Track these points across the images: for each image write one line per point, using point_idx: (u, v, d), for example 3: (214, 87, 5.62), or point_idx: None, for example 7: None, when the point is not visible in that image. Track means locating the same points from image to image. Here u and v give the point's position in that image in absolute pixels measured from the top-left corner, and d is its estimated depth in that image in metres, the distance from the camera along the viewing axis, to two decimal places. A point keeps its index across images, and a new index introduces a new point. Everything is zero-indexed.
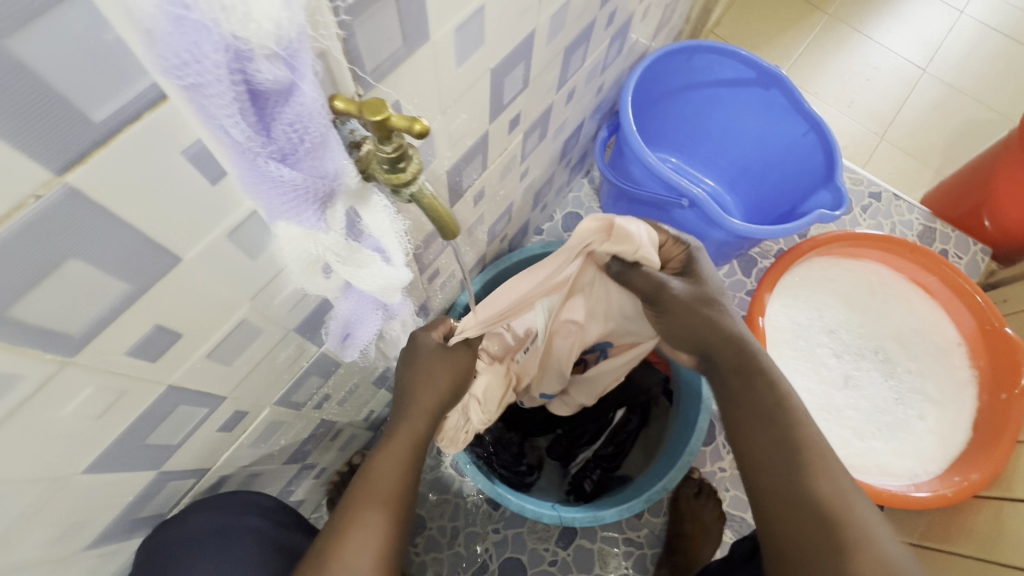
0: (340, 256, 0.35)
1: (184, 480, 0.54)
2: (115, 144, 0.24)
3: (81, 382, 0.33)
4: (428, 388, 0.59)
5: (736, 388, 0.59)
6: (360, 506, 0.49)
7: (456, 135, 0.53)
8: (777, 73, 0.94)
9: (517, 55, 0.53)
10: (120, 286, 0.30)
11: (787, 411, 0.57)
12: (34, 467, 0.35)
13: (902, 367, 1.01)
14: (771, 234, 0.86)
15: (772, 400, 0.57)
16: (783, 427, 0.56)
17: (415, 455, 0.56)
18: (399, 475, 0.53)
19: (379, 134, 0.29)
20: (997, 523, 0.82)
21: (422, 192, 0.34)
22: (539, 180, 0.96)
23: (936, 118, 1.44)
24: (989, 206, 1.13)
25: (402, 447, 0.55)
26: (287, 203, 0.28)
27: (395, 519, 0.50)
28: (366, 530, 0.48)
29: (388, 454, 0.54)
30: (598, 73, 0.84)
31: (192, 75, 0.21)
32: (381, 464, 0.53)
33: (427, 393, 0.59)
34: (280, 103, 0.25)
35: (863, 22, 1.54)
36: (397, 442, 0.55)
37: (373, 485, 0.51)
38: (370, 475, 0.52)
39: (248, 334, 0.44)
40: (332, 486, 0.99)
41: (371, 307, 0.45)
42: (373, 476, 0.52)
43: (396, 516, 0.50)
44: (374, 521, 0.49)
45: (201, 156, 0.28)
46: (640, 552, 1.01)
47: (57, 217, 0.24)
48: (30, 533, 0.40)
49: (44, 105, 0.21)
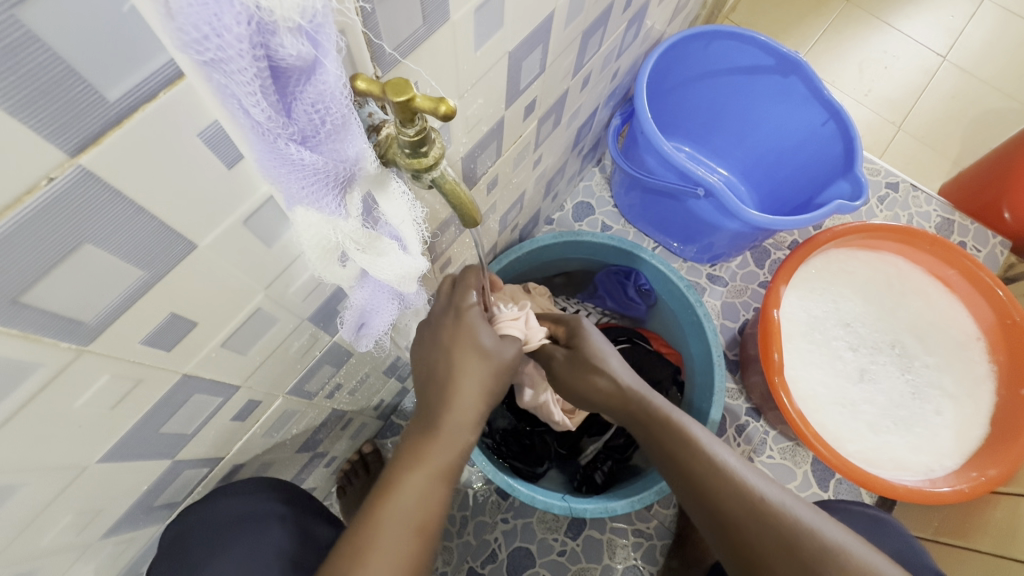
0: (358, 244, 0.33)
1: (200, 468, 0.54)
2: (131, 125, 0.23)
3: (96, 370, 0.32)
4: (473, 377, 0.54)
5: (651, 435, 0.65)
6: (381, 530, 0.48)
7: (472, 121, 0.52)
8: (797, 60, 0.92)
9: (534, 38, 0.52)
10: (137, 272, 0.29)
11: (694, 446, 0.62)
12: (49, 458, 0.34)
13: (919, 361, 1.00)
14: (788, 225, 0.84)
15: (714, 483, 0.59)
16: (711, 476, 0.60)
17: (452, 472, 0.53)
18: (427, 497, 0.51)
19: (402, 116, 0.28)
20: (1013, 519, 0.81)
21: (444, 177, 0.33)
22: (552, 169, 0.95)
23: (955, 108, 1.41)
24: (1009, 196, 1.10)
25: (440, 465, 0.52)
26: (307, 187, 0.28)
27: (418, 548, 0.49)
28: (389, 558, 0.47)
29: (422, 472, 0.51)
30: (613, 59, 0.82)
31: (213, 50, 0.20)
32: (414, 483, 0.51)
33: (471, 397, 0.54)
34: (302, 81, 0.24)
35: (883, 9, 1.50)
36: (436, 456, 0.52)
37: (399, 508, 0.50)
38: (398, 494, 0.50)
39: (263, 323, 0.43)
40: (342, 474, 0.99)
41: (386, 296, 0.43)
42: (401, 493, 0.50)
43: (417, 542, 0.50)
44: (395, 545, 0.48)
45: (217, 139, 0.27)
46: (649, 543, 1.00)
47: (73, 199, 0.23)
48: (47, 522, 0.40)
49: (55, 80, 0.20)
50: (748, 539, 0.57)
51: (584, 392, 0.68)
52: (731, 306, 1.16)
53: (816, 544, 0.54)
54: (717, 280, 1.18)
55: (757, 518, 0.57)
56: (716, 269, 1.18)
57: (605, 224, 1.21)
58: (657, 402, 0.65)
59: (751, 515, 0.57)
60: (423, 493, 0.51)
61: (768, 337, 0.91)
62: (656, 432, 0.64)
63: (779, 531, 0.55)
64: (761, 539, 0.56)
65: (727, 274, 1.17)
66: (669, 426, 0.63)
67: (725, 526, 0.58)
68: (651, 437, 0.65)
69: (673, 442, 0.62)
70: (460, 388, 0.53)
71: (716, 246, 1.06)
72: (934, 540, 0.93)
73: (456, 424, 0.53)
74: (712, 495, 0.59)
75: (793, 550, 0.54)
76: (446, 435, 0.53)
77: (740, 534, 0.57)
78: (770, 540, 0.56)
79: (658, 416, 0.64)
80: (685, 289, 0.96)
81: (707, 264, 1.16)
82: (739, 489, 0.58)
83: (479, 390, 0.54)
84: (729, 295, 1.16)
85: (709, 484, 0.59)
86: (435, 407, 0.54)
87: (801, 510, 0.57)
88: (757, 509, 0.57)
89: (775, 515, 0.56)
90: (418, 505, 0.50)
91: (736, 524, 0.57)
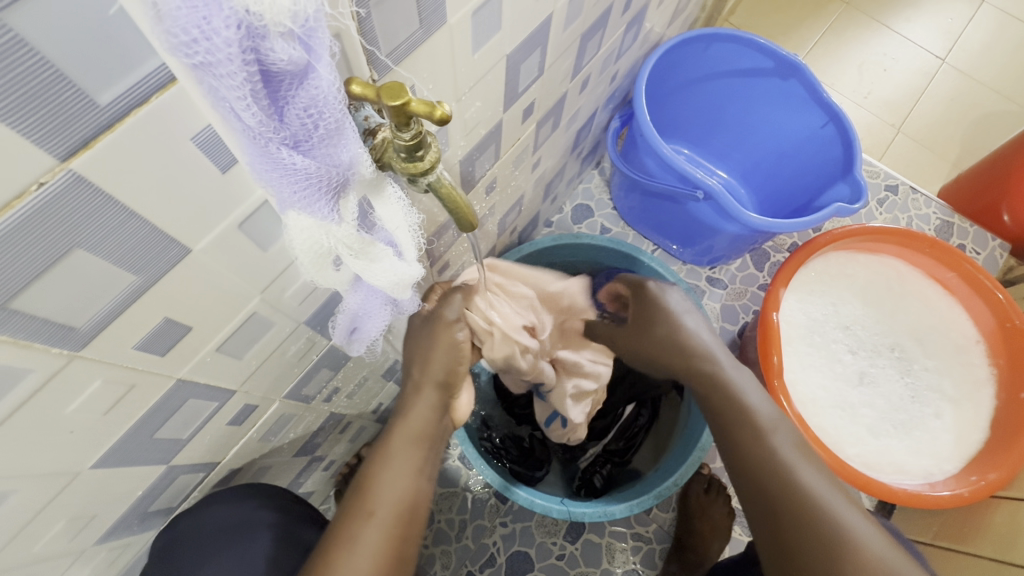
0: (352, 250, 0.33)
1: (195, 473, 0.54)
2: (123, 128, 0.23)
3: (89, 375, 0.31)
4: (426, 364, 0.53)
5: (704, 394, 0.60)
6: (344, 523, 0.46)
7: (469, 125, 0.52)
8: (796, 62, 0.92)
9: (533, 41, 0.52)
10: (130, 277, 0.29)
11: (746, 415, 0.57)
12: (40, 465, 0.34)
13: (919, 364, 1.00)
14: (788, 227, 0.83)
15: (763, 467, 0.54)
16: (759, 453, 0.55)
17: (415, 459, 0.50)
18: (393, 486, 0.47)
19: (397, 120, 0.28)
20: (1014, 524, 0.81)
21: (440, 181, 0.33)
22: (551, 172, 0.94)
23: (954, 110, 1.41)
24: (1008, 199, 1.10)
25: (399, 454, 0.49)
26: (300, 193, 0.27)
27: (385, 536, 0.45)
28: (359, 555, 0.44)
29: (380, 463, 0.49)
30: (612, 62, 0.82)
31: (201, 53, 0.20)
32: (382, 476, 0.48)
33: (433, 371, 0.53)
34: (294, 85, 0.24)
35: (882, 12, 1.50)
36: (392, 447, 0.50)
37: (362, 500, 0.47)
38: (363, 489, 0.48)
39: (259, 327, 0.43)
40: (340, 478, 0.98)
41: (380, 301, 0.43)
42: (364, 486, 0.47)
43: (386, 533, 0.45)
44: (361, 538, 0.45)
45: (211, 143, 0.27)
46: (648, 547, 1.00)
47: (63, 205, 0.23)
48: (39, 530, 0.39)
49: (45, 86, 0.20)
50: (782, 523, 0.52)
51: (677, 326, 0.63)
52: (730, 309, 1.15)
53: (838, 532, 0.50)
54: (717, 283, 1.17)
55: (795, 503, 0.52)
56: (716, 271, 1.18)
57: (604, 227, 1.21)
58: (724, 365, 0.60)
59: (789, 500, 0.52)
60: (385, 482, 0.47)
61: (768, 340, 0.90)
62: (715, 394, 0.59)
63: (809, 515, 0.51)
64: (794, 527, 0.51)
65: (727, 276, 1.17)
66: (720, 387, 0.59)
67: (768, 516, 0.53)
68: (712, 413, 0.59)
69: (725, 408, 0.58)
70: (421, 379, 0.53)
71: (716, 248, 1.06)
72: (935, 544, 0.92)
73: (410, 414, 0.51)
74: (762, 482, 0.54)
75: (819, 537, 0.50)
76: (401, 428, 0.51)
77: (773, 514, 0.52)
78: (810, 542, 0.50)
79: (708, 377, 0.60)
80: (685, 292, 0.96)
81: (706, 267, 1.16)
82: (788, 481, 0.53)
83: (438, 373, 0.53)
84: (729, 297, 1.16)
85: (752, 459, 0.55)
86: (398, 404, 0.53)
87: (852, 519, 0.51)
88: (805, 505, 0.51)
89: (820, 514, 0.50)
90: (389, 497, 0.47)
91: (783, 518, 0.52)
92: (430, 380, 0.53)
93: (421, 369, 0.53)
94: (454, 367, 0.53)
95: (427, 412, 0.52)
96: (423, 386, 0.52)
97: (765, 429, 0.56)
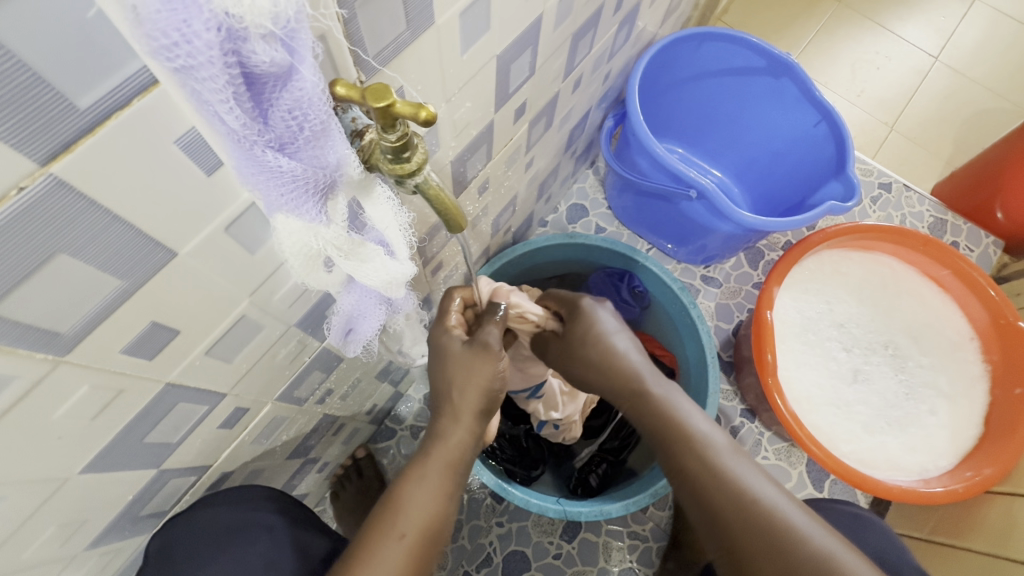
0: (342, 251, 0.33)
1: (186, 476, 0.53)
2: (104, 132, 0.23)
3: (75, 381, 0.31)
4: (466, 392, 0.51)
5: (642, 409, 0.60)
6: (373, 539, 0.46)
7: (460, 125, 0.52)
8: (788, 61, 0.92)
9: (523, 41, 0.52)
10: (114, 282, 0.29)
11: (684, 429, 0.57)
12: (28, 471, 0.34)
13: (913, 362, 1.00)
14: (782, 226, 0.83)
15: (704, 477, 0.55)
16: (698, 466, 0.55)
17: (448, 483, 0.50)
18: (423, 509, 0.47)
19: (383, 122, 0.28)
20: (1009, 519, 0.81)
21: (428, 182, 0.33)
22: (544, 171, 0.94)
23: (946, 108, 1.41)
24: (1001, 196, 1.10)
25: (432, 478, 0.49)
26: (286, 195, 0.27)
27: (413, 558, 0.45)
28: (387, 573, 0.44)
29: (412, 484, 0.49)
30: (605, 61, 0.82)
31: (182, 56, 0.20)
32: (411, 494, 0.48)
33: (470, 399, 0.51)
34: (277, 87, 0.23)
35: (875, 11, 1.51)
36: (426, 470, 0.49)
37: (392, 519, 0.47)
38: (392, 507, 0.47)
39: (248, 331, 0.43)
40: (335, 480, 0.98)
41: (374, 302, 0.43)
42: (395, 505, 0.47)
43: (413, 556, 0.45)
44: (389, 557, 0.45)
45: (195, 145, 0.27)
46: (645, 546, 1.00)
47: (45, 210, 0.23)
48: (27, 536, 0.39)
49: (24, 90, 0.20)
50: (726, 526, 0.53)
51: (609, 346, 0.62)
52: (725, 308, 1.15)
53: (778, 525, 0.50)
54: (712, 281, 1.17)
55: (739, 509, 0.52)
56: (710, 270, 1.18)
57: (599, 226, 1.21)
58: (659, 387, 0.60)
59: (732, 504, 0.52)
60: (415, 504, 0.47)
61: (762, 339, 0.90)
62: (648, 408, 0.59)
63: (750, 514, 0.51)
64: (738, 526, 0.52)
65: (721, 274, 1.17)
66: (657, 407, 0.59)
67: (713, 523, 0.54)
68: (652, 430, 0.59)
69: (664, 424, 0.58)
70: (457, 404, 0.51)
71: (710, 247, 1.06)
72: (928, 540, 0.93)
73: (445, 439, 0.51)
74: (705, 490, 0.54)
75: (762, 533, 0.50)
76: (436, 450, 0.50)
77: (720, 521, 0.53)
78: (754, 538, 0.51)
79: (643, 394, 0.60)
80: (679, 291, 0.96)
81: (701, 266, 1.16)
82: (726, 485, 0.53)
83: (474, 401, 0.51)
84: (724, 296, 1.16)
85: (695, 471, 0.55)
86: (431, 424, 0.52)
87: (795, 516, 0.51)
88: (746, 508, 0.52)
89: (762, 512, 0.51)
90: (418, 518, 0.47)
91: (726, 523, 0.52)
92: (469, 407, 0.51)
93: (456, 397, 0.51)
94: (490, 392, 0.51)
95: (462, 442, 0.51)
96: (461, 413, 0.51)
97: (697, 437, 0.56)
